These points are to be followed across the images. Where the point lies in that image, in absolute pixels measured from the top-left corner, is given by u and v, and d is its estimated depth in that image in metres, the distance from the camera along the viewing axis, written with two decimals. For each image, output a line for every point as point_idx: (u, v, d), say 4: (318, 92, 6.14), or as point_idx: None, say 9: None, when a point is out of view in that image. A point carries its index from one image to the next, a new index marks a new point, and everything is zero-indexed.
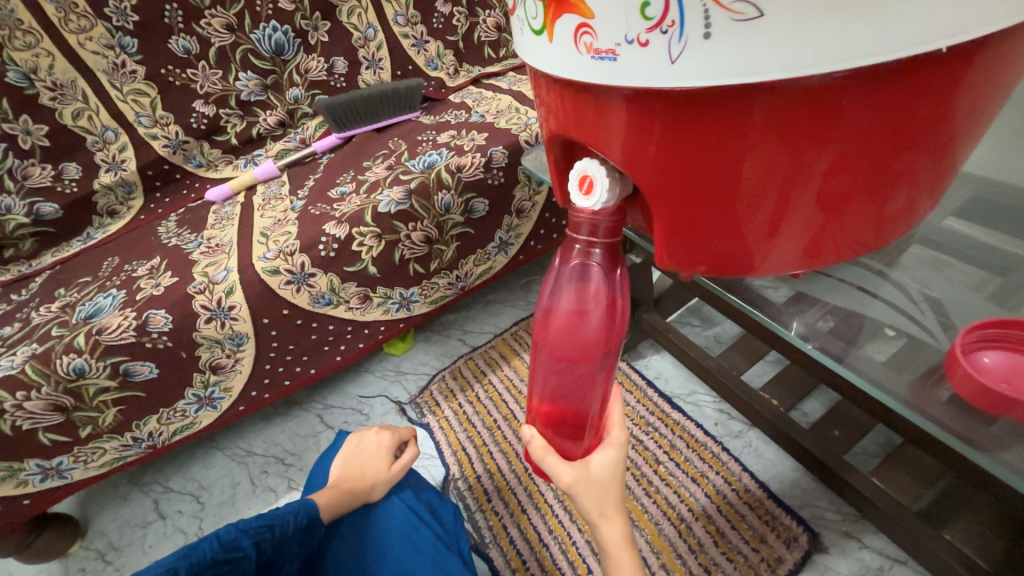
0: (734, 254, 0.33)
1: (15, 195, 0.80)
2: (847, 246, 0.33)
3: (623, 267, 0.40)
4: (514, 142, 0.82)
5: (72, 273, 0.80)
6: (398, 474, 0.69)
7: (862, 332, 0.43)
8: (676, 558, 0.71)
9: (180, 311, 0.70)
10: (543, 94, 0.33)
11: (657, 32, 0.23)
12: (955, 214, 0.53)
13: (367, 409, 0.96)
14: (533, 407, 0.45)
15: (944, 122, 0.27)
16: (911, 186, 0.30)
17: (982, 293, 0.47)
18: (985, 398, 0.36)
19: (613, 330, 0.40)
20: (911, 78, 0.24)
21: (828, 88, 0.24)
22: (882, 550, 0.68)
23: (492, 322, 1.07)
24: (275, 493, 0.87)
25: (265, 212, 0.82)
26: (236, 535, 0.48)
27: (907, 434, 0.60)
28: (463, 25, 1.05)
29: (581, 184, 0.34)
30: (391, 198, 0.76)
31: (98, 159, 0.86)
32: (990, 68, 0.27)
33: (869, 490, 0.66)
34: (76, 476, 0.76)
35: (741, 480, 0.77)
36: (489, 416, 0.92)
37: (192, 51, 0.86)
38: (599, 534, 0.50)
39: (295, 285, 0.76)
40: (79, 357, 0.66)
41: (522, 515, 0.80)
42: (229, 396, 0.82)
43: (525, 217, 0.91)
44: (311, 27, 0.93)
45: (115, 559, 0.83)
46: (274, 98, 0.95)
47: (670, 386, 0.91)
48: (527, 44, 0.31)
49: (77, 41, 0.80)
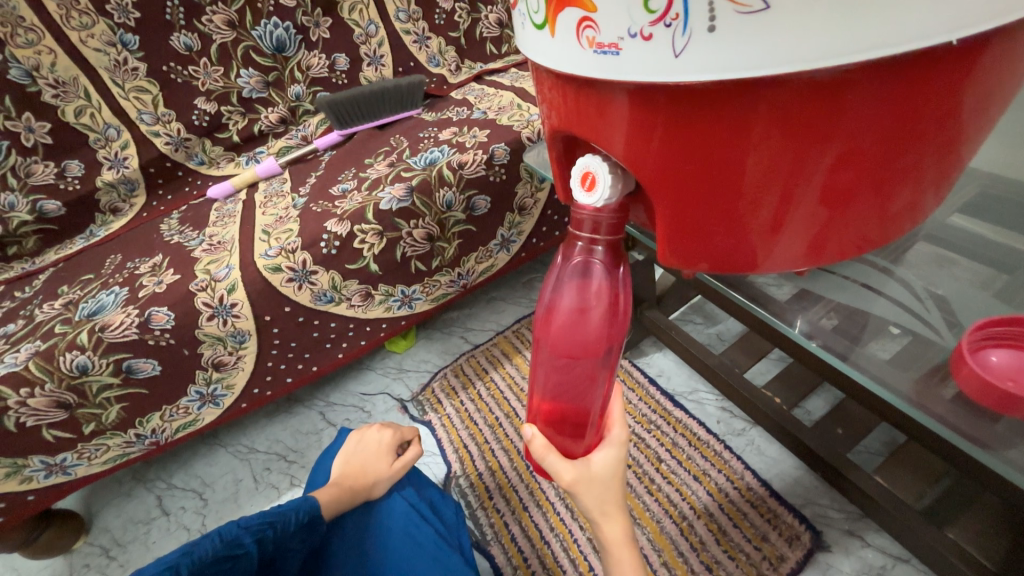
0: (737, 253, 0.32)
1: (18, 193, 0.81)
2: (851, 244, 0.32)
3: (625, 264, 0.39)
4: (515, 140, 0.82)
5: (75, 270, 0.80)
6: (400, 471, 0.69)
7: (866, 329, 0.43)
8: (677, 556, 0.71)
9: (183, 309, 0.70)
10: (546, 91, 0.33)
11: (661, 25, 0.23)
12: (962, 210, 0.53)
13: (369, 407, 0.97)
14: (533, 406, 0.45)
15: (951, 117, 0.27)
16: (916, 183, 0.30)
17: (988, 291, 0.46)
18: (991, 396, 0.35)
19: (614, 327, 0.39)
20: (918, 71, 0.24)
21: (834, 82, 0.23)
22: (885, 549, 0.68)
23: (493, 320, 1.07)
24: (277, 490, 0.88)
25: (267, 210, 0.81)
26: (236, 532, 0.48)
27: (911, 432, 0.60)
28: (464, 21, 1.05)
29: (583, 180, 0.34)
30: (392, 195, 0.76)
31: (100, 156, 0.86)
32: (999, 61, 0.26)
33: (873, 489, 0.65)
34: (80, 472, 0.76)
35: (743, 478, 0.76)
36: (490, 414, 0.92)
37: (193, 48, 0.86)
38: (600, 533, 0.50)
39: (297, 283, 0.76)
40: (82, 354, 0.66)
41: (523, 513, 0.80)
42: (231, 393, 0.82)
43: (527, 214, 0.91)
44: (312, 23, 0.93)
45: (118, 555, 0.83)
46: (275, 95, 0.95)
47: (671, 383, 0.91)
48: (529, 39, 0.31)
49: (79, 38, 0.79)
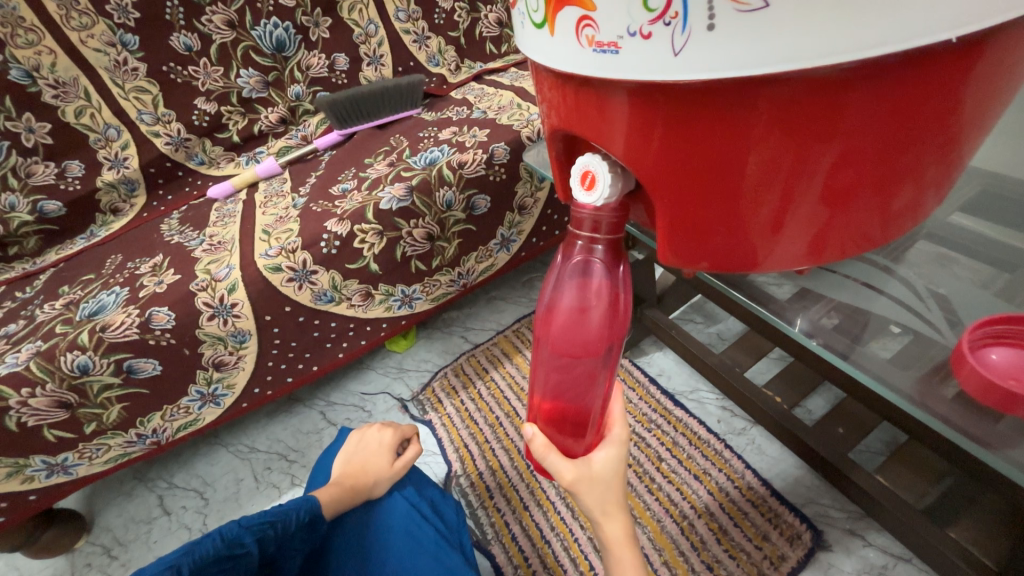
0: (738, 252, 0.32)
1: (19, 193, 0.81)
2: (852, 242, 0.32)
3: (625, 263, 0.39)
4: (515, 139, 0.82)
5: (76, 270, 0.80)
6: (400, 471, 0.69)
7: (867, 329, 0.43)
8: (678, 555, 0.71)
9: (183, 309, 0.70)
10: (545, 90, 0.33)
11: (661, 23, 0.23)
12: (964, 209, 0.52)
13: (369, 406, 0.97)
14: (533, 405, 0.44)
15: (952, 116, 0.27)
16: (917, 182, 0.30)
17: (990, 289, 0.46)
18: (993, 394, 0.35)
19: (614, 326, 0.39)
20: (919, 69, 0.24)
21: (834, 81, 0.23)
22: (887, 549, 0.68)
23: (493, 319, 1.07)
24: (278, 489, 0.88)
25: (267, 210, 0.81)
26: (237, 532, 0.48)
27: (913, 431, 0.60)
28: (463, 20, 1.05)
29: (583, 179, 0.34)
30: (392, 195, 0.76)
31: (101, 157, 0.86)
32: (1000, 59, 0.26)
33: (875, 488, 0.65)
34: (81, 472, 0.76)
35: (744, 477, 0.76)
36: (491, 413, 0.92)
37: (193, 48, 0.86)
38: (601, 532, 0.50)
39: (297, 282, 0.76)
40: (83, 354, 0.66)
41: (524, 512, 0.80)
42: (232, 392, 0.82)
43: (527, 214, 0.91)
44: (311, 23, 0.93)
45: (120, 555, 0.83)
46: (275, 95, 0.95)
47: (671, 382, 0.91)
48: (528, 38, 0.31)
49: (79, 38, 0.79)
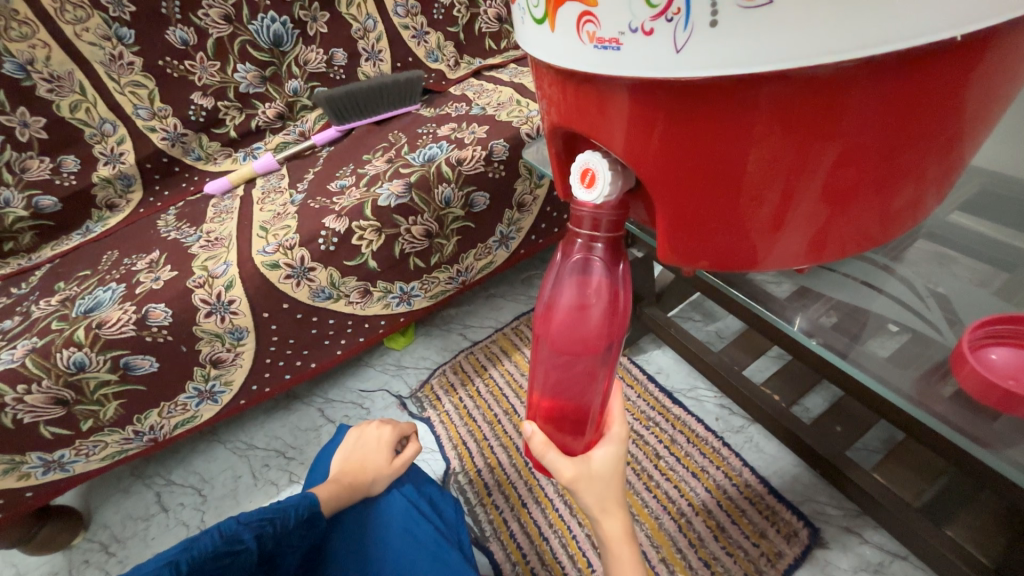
0: (738, 251, 0.32)
1: (14, 188, 0.80)
2: (853, 241, 0.32)
3: (624, 261, 0.39)
4: (514, 136, 0.81)
5: (72, 267, 0.79)
6: (399, 468, 0.69)
7: (866, 328, 0.43)
8: (676, 553, 0.71)
9: (180, 306, 0.70)
10: (546, 87, 0.33)
11: (663, 19, 0.23)
12: (962, 208, 0.53)
13: (367, 403, 0.96)
14: (533, 403, 0.44)
15: (953, 115, 0.27)
16: (918, 181, 0.29)
17: (988, 289, 0.46)
18: (993, 394, 0.35)
19: (614, 323, 0.39)
20: (920, 69, 0.23)
21: (836, 79, 0.23)
22: (882, 546, 0.68)
23: (492, 317, 1.07)
24: (276, 486, 0.87)
25: (265, 206, 0.81)
26: (235, 529, 0.48)
27: (911, 430, 0.60)
28: (463, 16, 1.04)
29: (583, 177, 0.33)
30: (391, 192, 0.76)
31: (97, 152, 0.85)
32: (1003, 57, 0.26)
33: (871, 486, 0.65)
34: (77, 469, 0.76)
35: (742, 475, 0.76)
36: (489, 410, 0.92)
37: (190, 43, 0.85)
38: (600, 530, 0.50)
39: (295, 279, 0.75)
40: (79, 351, 0.65)
41: (522, 510, 0.80)
42: (229, 389, 0.82)
43: (526, 211, 0.90)
44: (310, 17, 0.92)
45: (117, 551, 0.83)
46: (273, 90, 0.95)
47: (670, 380, 0.91)
48: (529, 34, 0.31)
49: (73, 31, 0.79)
